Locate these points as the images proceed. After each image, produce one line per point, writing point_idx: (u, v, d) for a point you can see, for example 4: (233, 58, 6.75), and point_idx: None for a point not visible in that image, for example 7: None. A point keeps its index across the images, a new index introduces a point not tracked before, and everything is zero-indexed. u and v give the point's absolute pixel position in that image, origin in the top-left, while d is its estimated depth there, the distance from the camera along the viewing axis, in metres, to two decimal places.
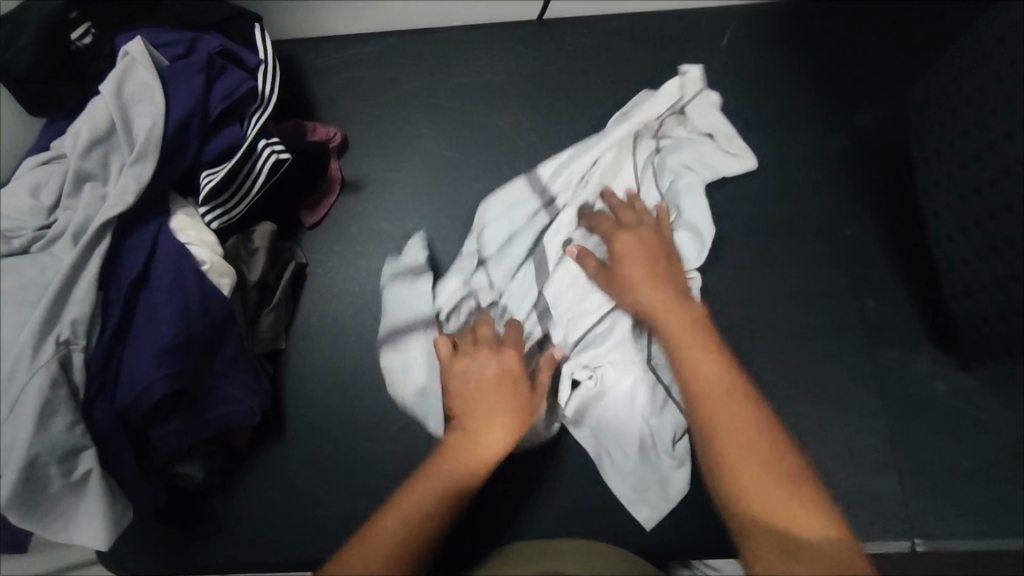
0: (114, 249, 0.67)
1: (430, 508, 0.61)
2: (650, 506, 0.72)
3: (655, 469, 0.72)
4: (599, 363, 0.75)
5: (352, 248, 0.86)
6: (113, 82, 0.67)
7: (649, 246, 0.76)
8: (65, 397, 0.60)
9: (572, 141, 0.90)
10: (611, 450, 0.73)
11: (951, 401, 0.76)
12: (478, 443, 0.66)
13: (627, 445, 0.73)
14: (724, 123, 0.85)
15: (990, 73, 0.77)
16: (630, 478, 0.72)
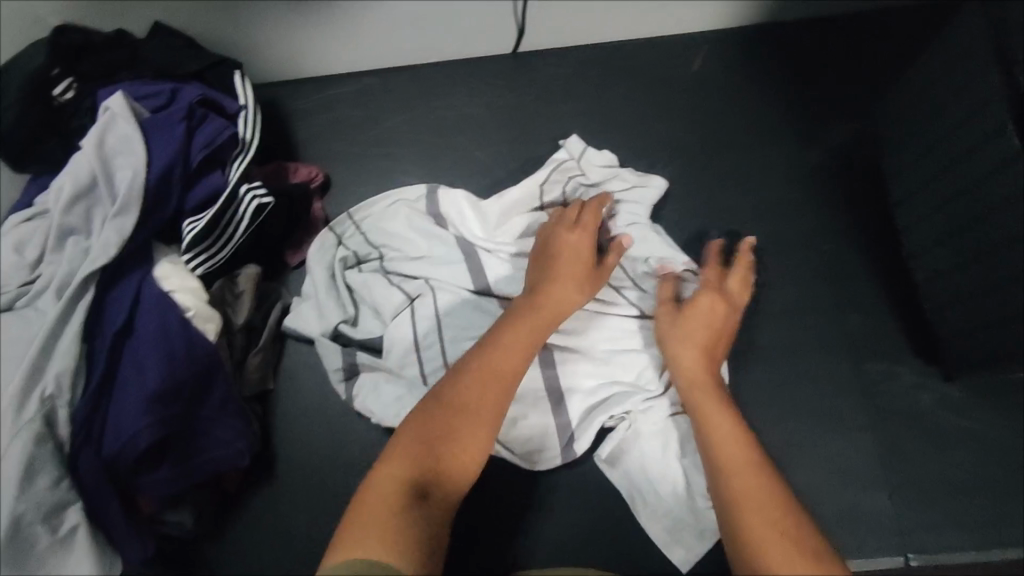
0: (100, 301, 0.68)
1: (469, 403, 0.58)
2: (684, 548, 0.70)
3: (691, 513, 0.70)
4: (629, 409, 0.74)
5: None
6: (94, 136, 0.68)
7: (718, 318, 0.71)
8: (48, 454, 0.61)
9: None
10: (645, 494, 0.72)
11: (938, 412, 0.76)
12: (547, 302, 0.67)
13: (664, 488, 0.71)
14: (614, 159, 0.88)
15: (949, 87, 0.73)
16: (665, 520, 0.71)
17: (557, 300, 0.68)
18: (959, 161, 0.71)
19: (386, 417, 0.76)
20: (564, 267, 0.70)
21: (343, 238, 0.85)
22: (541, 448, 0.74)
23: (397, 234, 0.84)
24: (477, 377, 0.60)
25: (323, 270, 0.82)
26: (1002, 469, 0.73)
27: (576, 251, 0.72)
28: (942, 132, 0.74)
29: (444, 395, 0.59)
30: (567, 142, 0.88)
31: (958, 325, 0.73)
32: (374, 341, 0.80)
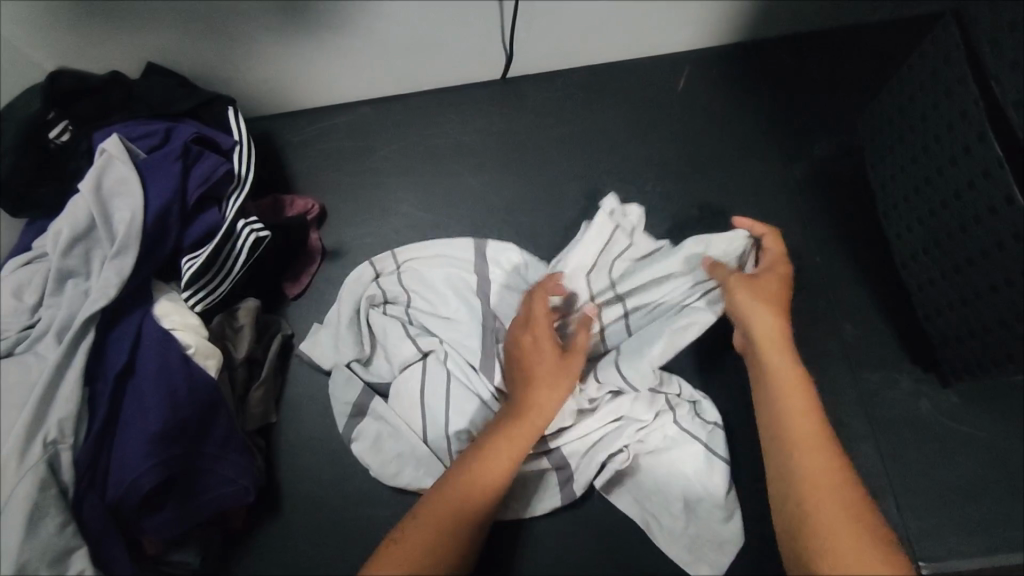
0: (100, 342, 0.68)
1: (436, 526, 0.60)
2: (708, 564, 0.70)
3: (708, 528, 0.71)
4: (624, 444, 0.74)
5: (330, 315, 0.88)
6: (91, 178, 0.69)
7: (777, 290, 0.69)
8: (54, 497, 0.60)
9: (545, 192, 0.92)
10: (657, 516, 0.72)
11: (937, 418, 0.77)
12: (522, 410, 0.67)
13: (671, 507, 0.72)
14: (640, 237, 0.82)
15: (928, 100, 0.75)
16: (683, 539, 0.71)
17: (534, 406, 0.67)
18: (941, 173, 0.73)
19: (383, 474, 0.76)
20: (542, 372, 0.69)
21: (380, 276, 0.85)
22: (540, 493, 0.74)
23: (431, 285, 0.83)
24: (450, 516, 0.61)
25: (350, 304, 0.83)
26: (1005, 472, 0.74)
27: (540, 353, 0.70)
28: (924, 142, 0.75)
29: (415, 535, 0.60)
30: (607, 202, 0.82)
31: (951, 332, 0.74)
32: (381, 387, 0.80)
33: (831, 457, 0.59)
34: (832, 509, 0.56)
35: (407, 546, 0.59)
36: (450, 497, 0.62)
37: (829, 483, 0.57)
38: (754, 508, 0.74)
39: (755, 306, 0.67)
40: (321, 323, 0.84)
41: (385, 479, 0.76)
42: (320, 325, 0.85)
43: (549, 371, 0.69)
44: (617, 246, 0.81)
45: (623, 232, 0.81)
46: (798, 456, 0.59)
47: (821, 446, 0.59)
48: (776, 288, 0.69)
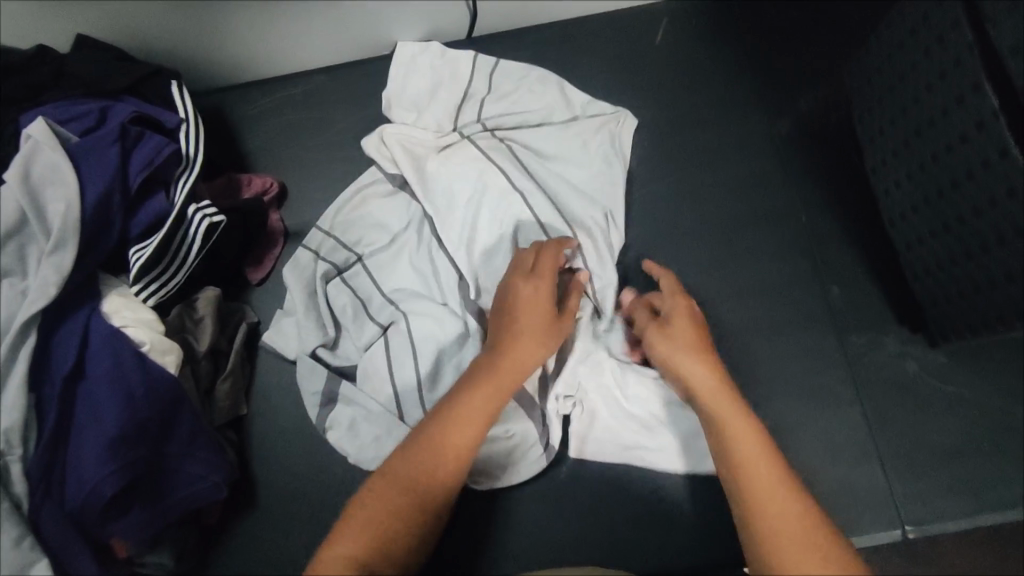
0: (45, 345, 0.63)
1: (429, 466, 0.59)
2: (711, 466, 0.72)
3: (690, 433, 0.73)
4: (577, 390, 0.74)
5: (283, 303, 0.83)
6: (17, 168, 0.62)
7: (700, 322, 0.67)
8: (7, 511, 0.57)
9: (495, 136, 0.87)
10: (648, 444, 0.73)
11: (924, 379, 0.75)
12: (514, 358, 0.66)
13: (655, 431, 0.74)
14: (482, 93, 0.86)
15: (920, 46, 0.70)
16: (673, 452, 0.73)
17: (521, 359, 0.66)
18: (932, 124, 0.69)
19: (362, 459, 0.74)
20: (529, 325, 0.67)
21: (319, 252, 0.81)
22: (519, 462, 0.73)
23: (365, 227, 0.82)
24: (435, 443, 0.60)
25: (302, 286, 0.80)
26: (991, 433, 0.73)
27: (540, 303, 0.68)
28: (914, 93, 0.71)
29: (402, 467, 0.59)
30: (403, 53, 0.87)
31: (942, 292, 0.72)
32: (348, 371, 0.77)
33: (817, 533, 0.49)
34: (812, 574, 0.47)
35: (389, 479, 0.59)
36: (440, 431, 0.60)
37: (787, 505, 0.51)
38: None
39: (683, 357, 0.63)
40: (282, 310, 0.81)
41: (363, 465, 0.74)
42: (282, 312, 0.81)
43: (538, 321, 0.67)
44: (471, 107, 0.86)
45: (460, 92, 0.86)
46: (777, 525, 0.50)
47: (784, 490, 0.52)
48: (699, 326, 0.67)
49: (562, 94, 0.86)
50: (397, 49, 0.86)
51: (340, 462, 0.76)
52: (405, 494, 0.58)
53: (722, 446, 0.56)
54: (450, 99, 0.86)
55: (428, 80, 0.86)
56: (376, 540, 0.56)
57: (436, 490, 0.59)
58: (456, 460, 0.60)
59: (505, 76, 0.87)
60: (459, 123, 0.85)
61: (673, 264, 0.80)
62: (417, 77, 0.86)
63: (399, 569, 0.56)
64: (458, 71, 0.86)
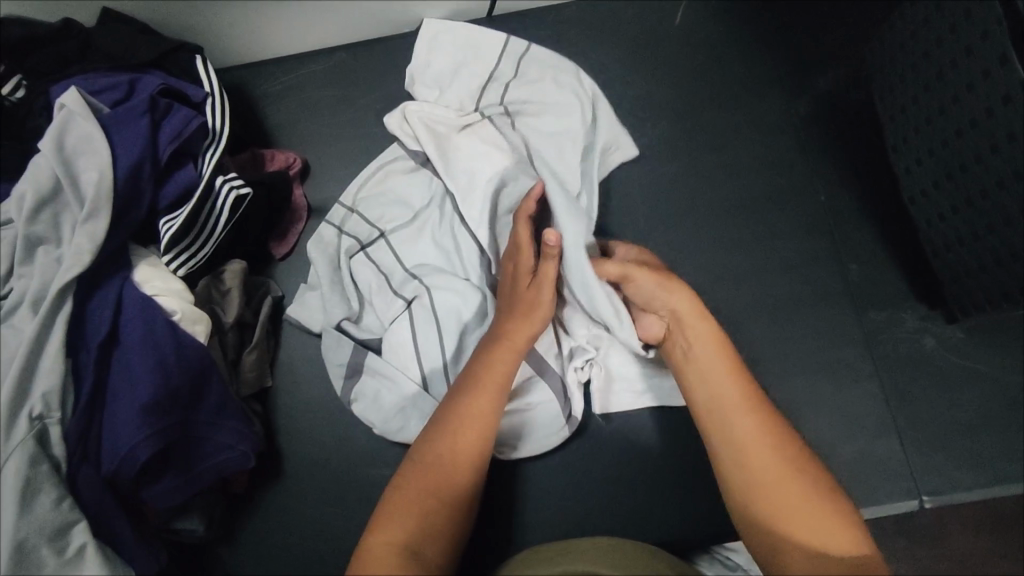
0: (80, 313, 0.64)
1: (453, 440, 0.61)
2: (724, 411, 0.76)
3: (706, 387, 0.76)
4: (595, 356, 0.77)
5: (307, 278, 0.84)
6: (52, 136, 0.64)
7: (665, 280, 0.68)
8: (47, 473, 0.58)
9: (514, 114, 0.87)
10: (668, 392, 0.75)
11: (941, 354, 0.76)
12: (513, 330, 0.68)
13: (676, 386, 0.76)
14: (504, 72, 0.86)
15: (945, 24, 0.72)
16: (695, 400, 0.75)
17: (522, 330, 0.68)
18: (956, 101, 0.71)
19: (387, 430, 0.75)
20: (524, 298, 0.69)
21: (343, 227, 0.82)
22: (541, 431, 0.74)
23: (388, 204, 0.83)
24: (455, 419, 0.62)
25: (326, 261, 0.81)
26: (1004, 407, 0.75)
27: (529, 278, 0.71)
28: (938, 70, 0.73)
29: (427, 449, 0.61)
30: (426, 31, 0.87)
31: (962, 268, 0.74)
32: (373, 342, 0.77)
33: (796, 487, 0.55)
34: (779, 488, 0.54)
35: (418, 462, 0.60)
36: (455, 408, 0.63)
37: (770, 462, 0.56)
38: None
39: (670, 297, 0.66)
40: (306, 285, 0.82)
41: (389, 435, 0.75)
42: (307, 286, 0.82)
43: (532, 294, 0.70)
44: (495, 85, 0.86)
45: (483, 70, 0.86)
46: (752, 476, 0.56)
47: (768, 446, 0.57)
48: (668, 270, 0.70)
49: (577, 82, 0.85)
50: (424, 26, 0.87)
51: (366, 433, 0.78)
52: (433, 472, 0.60)
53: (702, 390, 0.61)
54: (472, 80, 0.86)
55: (452, 58, 0.87)
56: (418, 519, 0.57)
57: (470, 464, 0.61)
58: (482, 432, 0.62)
59: (525, 55, 0.86)
60: (481, 105, 0.86)
61: (694, 241, 0.81)
62: (441, 54, 0.87)
63: (444, 539, 0.58)
64: (482, 49, 0.86)
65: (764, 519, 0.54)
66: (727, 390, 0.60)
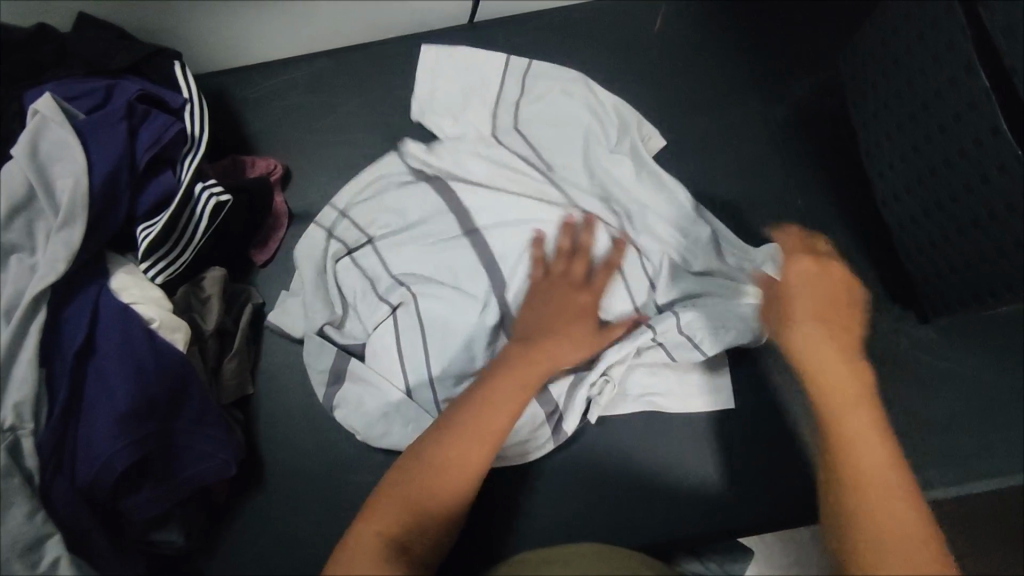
0: (54, 321, 0.63)
1: (464, 447, 0.59)
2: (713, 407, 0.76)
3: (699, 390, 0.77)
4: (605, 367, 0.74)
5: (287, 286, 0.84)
6: (25, 141, 0.63)
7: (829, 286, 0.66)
8: (20, 485, 0.57)
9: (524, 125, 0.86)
10: (655, 402, 0.76)
11: (917, 354, 0.78)
12: (545, 351, 0.68)
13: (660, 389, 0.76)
14: (512, 91, 0.87)
15: (914, 33, 0.74)
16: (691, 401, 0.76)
17: (553, 351, 0.68)
18: (926, 107, 0.74)
19: (371, 435, 0.74)
20: (565, 326, 0.70)
21: (333, 231, 0.82)
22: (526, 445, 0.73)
23: (382, 209, 0.81)
24: (470, 425, 0.60)
25: (313, 265, 0.80)
26: (978, 404, 0.77)
27: (580, 309, 0.71)
28: (908, 77, 0.76)
29: (433, 449, 0.59)
30: (425, 54, 0.89)
31: (935, 269, 0.76)
32: (356, 347, 0.77)
33: (911, 518, 0.52)
34: (886, 513, 0.52)
35: (421, 462, 0.59)
36: (475, 412, 0.61)
37: (885, 485, 0.54)
38: (742, 453, 0.75)
39: (804, 319, 0.64)
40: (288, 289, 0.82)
41: (373, 441, 0.74)
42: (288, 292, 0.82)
43: (569, 323, 0.70)
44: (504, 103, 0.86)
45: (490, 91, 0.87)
46: (868, 496, 0.54)
47: (888, 477, 0.54)
48: (837, 286, 0.66)
49: (590, 94, 0.85)
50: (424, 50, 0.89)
51: (350, 440, 0.77)
52: (435, 474, 0.58)
53: (829, 407, 0.59)
54: (480, 104, 0.86)
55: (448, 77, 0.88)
56: (408, 513, 0.57)
57: (470, 478, 0.59)
58: (490, 441, 0.60)
59: (540, 72, 0.87)
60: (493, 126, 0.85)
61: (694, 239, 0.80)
62: (444, 76, 0.88)
63: (425, 546, 0.57)
64: (489, 71, 0.87)
65: (861, 535, 0.52)
66: (854, 411, 0.58)
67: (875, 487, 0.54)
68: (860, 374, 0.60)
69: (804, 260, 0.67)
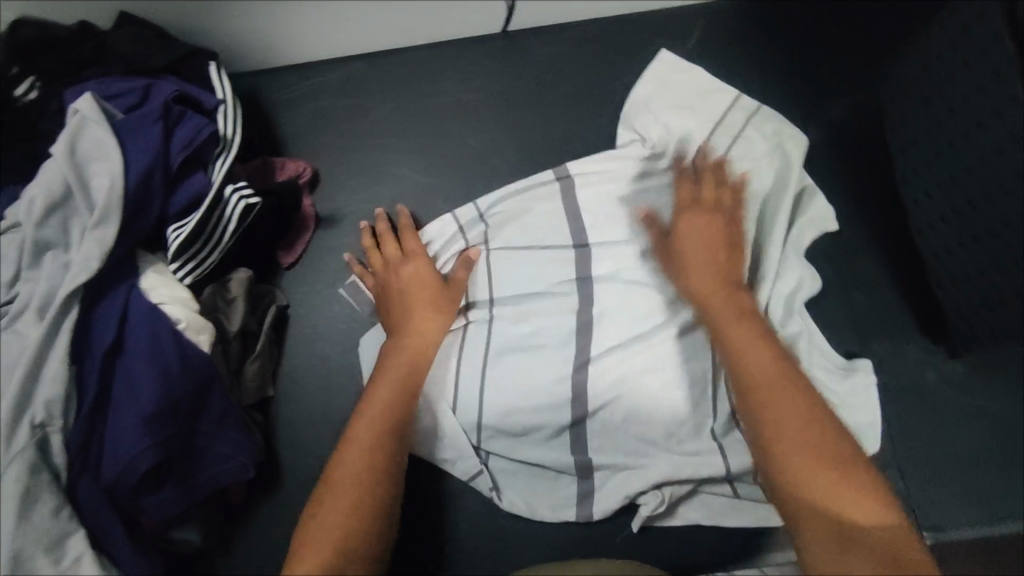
0: (85, 319, 0.64)
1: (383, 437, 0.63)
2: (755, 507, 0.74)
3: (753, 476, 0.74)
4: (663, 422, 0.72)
5: (312, 291, 0.84)
6: (64, 142, 0.64)
7: (716, 234, 0.72)
8: (47, 481, 0.58)
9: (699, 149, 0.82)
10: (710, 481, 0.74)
11: (945, 388, 0.77)
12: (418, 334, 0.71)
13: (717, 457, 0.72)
14: (747, 126, 0.83)
15: (961, 61, 0.74)
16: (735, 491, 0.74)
17: (423, 334, 0.71)
18: (969, 135, 0.73)
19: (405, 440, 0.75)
20: (417, 321, 0.72)
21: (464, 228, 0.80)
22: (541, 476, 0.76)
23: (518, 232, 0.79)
24: (370, 415, 0.65)
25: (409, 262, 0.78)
26: (1007, 442, 0.75)
27: (423, 279, 0.75)
28: (951, 104, 0.75)
29: (360, 437, 0.63)
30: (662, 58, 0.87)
31: (966, 304, 0.75)
32: None
33: (829, 449, 0.55)
34: (797, 454, 0.55)
35: (352, 447, 0.62)
36: (375, 393, 0.66)
37: (790, 420, 0.57)
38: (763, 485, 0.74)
39: (699, 270, 0.70)
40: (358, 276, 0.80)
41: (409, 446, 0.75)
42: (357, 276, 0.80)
43: (426, 298, 0.73)
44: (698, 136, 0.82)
45: (703, 121, 0.83)
46: (777, 433, 0.56)
47: (797, 415, 0.57)
48: (722, 245, 0.72)
49: (788, 154, 0.82)
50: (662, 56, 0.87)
51: None
52: (368, 453, 0.62)
53: (730, 353, 0.63)
54: (697, 121, 0.83)
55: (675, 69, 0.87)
56: (359, 488, 0.60)
57: (376, 473, 0.61)
58: (383, 415, 0.65)
59: (763, 117, 0.84)
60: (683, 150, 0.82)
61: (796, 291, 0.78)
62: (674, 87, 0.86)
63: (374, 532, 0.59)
64: (712, 102, 0.84)
65: (787, 479, 0.55)
66: (754, 354, 0.62)
67: (798, 461, 0.55)
68: (751, 324, 0.65)
69: (692, 215, 0.73)
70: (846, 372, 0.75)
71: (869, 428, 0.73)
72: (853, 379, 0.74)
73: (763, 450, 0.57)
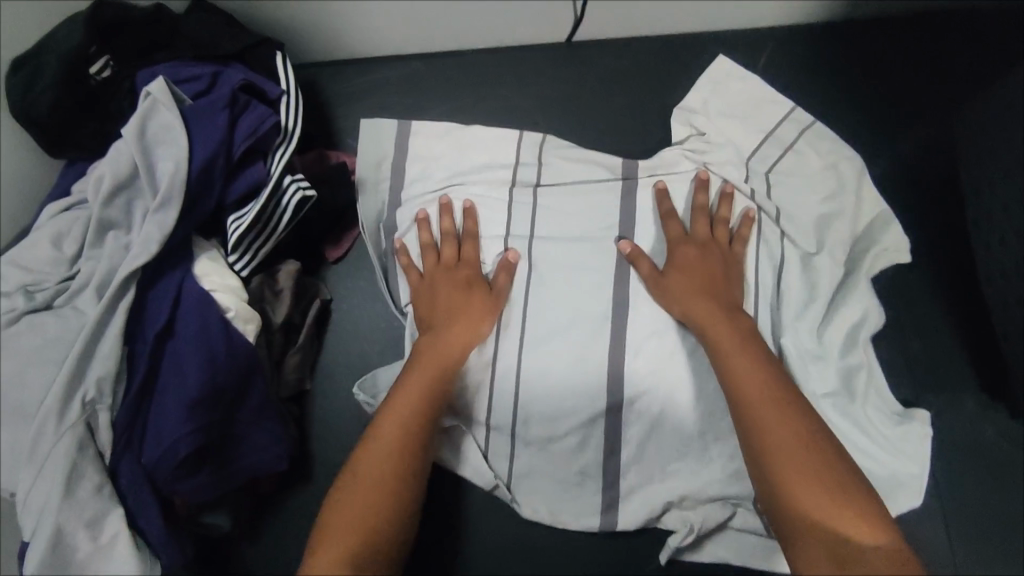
0: (140, 300, 0.65)
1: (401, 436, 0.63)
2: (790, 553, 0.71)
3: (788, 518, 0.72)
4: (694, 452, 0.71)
5: (356, 287, 0.84)
6: (135, 124, 0.65)
7: (704, 273, 0.70)
8: (92, 458, 0.59)
9: (756, 159, 0.80)
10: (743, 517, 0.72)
11: (1000, 446, 0.74)
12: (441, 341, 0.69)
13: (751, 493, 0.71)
14: (807, 143, 0.80)
15: None
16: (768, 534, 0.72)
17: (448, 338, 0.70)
18: None
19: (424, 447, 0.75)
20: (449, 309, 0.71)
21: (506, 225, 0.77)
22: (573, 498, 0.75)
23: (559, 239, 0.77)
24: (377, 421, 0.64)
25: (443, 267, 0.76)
26: None
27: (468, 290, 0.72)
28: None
29: (379, 441, 0.62)
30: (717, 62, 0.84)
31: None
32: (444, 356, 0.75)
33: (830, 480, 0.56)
34: (805, 487, 0.55)
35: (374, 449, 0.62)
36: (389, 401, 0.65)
37: (797, 455, 0.57)
38: None
39: (691, 300, 0.69)
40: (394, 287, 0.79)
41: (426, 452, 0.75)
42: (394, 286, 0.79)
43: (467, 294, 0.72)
44: (753, 145, 0.81)
45: (759, 131, 0.81)
46: (787, 469, 0.56)
47: (802, 452, 0.57)
48: (705, 277, 0.70)
49: (857, 178, 0.79)
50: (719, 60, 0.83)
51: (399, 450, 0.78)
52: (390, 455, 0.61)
53: (738, 386, 0.62)
54: (752, 131, 0.81)
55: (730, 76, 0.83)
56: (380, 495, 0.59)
57: (399, 476, 0.61)
58: (402, 413, 0.64)
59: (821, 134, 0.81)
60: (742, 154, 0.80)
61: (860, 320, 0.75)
62: (733, 90, 0.83)
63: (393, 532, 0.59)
64: (766, 111, 0.82)
65: (794, 511, 0.55)
66: (752, 384, 0.62)
67: (800, 488, 0.55)
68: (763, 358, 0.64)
69: (681, 245, 0.72)
70: (901, 419, 0.72)
71: (916, 479, 0.71)
72: (907, 428, 0.72)
73: (767, 485, 0.57)
